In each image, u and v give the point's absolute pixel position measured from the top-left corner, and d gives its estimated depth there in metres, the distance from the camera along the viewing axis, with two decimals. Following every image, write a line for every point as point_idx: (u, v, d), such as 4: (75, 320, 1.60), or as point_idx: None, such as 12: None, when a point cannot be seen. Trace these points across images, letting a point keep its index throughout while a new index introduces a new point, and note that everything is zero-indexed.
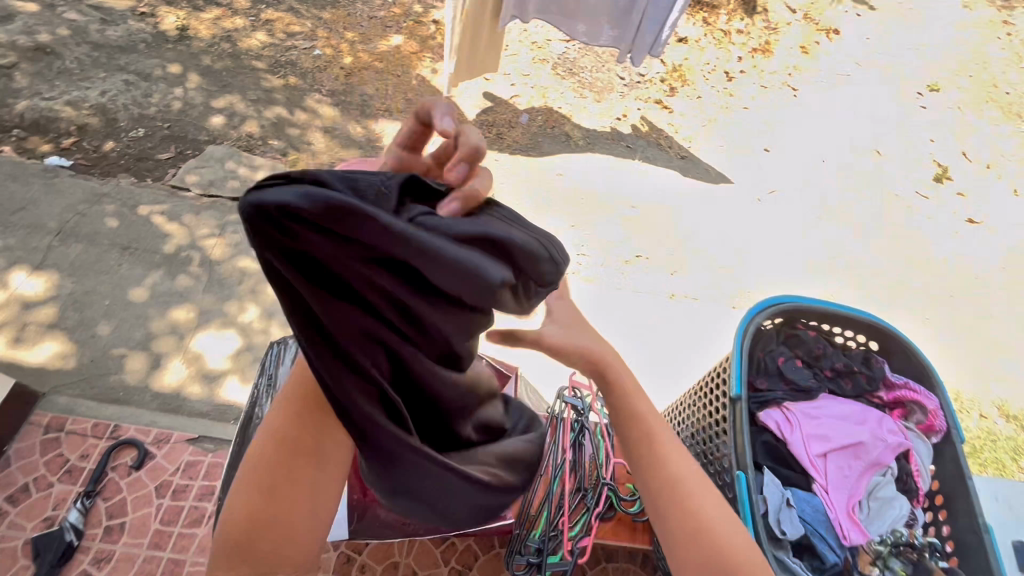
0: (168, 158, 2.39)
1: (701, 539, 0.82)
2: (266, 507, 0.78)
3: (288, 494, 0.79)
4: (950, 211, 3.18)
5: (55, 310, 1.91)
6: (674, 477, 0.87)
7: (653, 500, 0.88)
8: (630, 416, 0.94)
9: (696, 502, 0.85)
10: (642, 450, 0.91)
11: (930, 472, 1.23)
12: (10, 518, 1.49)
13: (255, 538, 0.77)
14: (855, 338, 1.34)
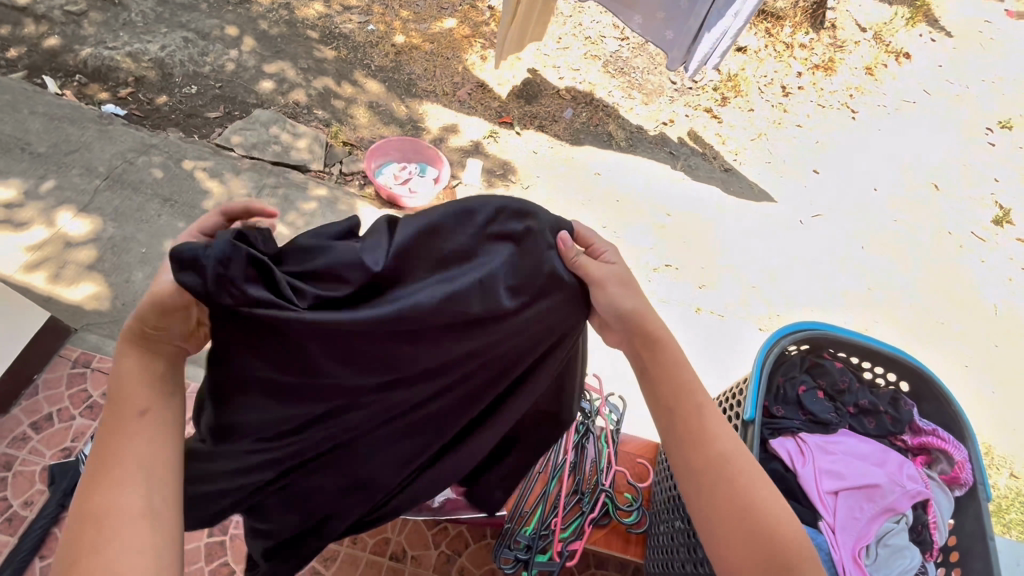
0: (217, 117, 2.46)
1: (750, 519, 0.76)
2: (87, 532, 0.67)
3: (117, 556, 0.65)
4: (1005, 256, 3.00)
5: (94, 251, 1.98)
6: (724, 453, 0.81)
7: (694, 473, 0.81)
8: (679, 383, 0.85)
9: (747, 479, 0.79)
10: (688, 422, 0.83)
11: (947, 525, 1.12)
12: (32, 444, 1.58)
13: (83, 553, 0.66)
14: (884, 375, 1.23)
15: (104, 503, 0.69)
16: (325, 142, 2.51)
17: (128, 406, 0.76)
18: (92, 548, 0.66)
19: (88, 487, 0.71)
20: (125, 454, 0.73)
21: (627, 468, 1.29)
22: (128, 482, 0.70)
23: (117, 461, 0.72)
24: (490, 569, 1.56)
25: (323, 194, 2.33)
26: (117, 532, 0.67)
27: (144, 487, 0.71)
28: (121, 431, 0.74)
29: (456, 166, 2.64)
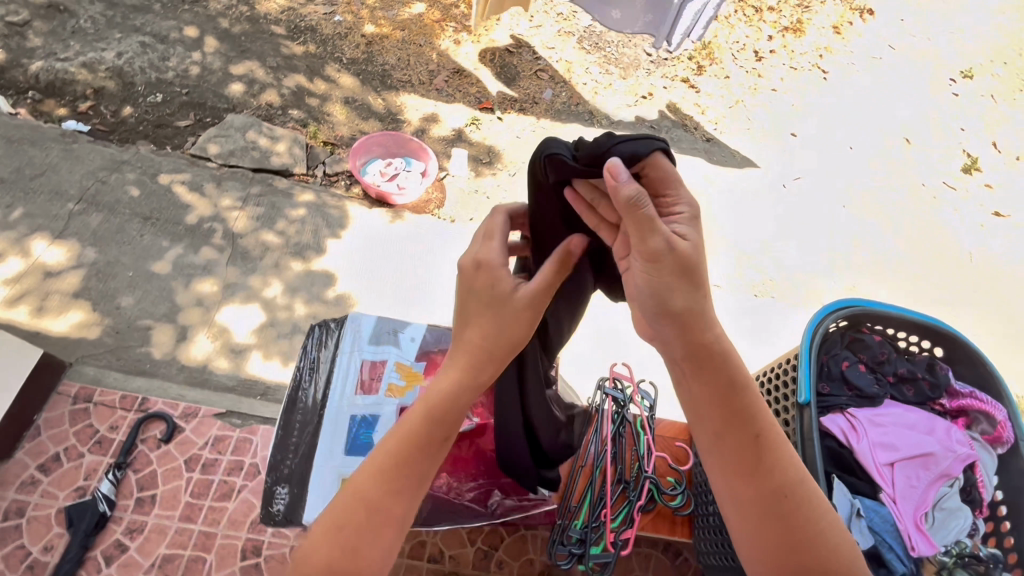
0: (188, 126, 2.34)
1: (803, 547, 0.80)
2: (373, 499, 0.81)
3: (365, 546, 0.80)
4: (975, 203, 3.09)
5: (79, 279, 1.89)
6: (782, 486, 0.81)
7: (750, 504, 0.81)
8: (740, 411, 0.82)
9: (804, 510, 0.81)
10: (744, 452, 0.82)
11: (993, 483, 1.13)
12: (43, 487, 1.52)
13: (365, 521, 0.80)
14: (919, 343, 1.24)
15: (370, 496, 0.81)
16: (305, 143, 2.42)
17: (431, 429, 0.84)
18: (358, 530, 0.80)
19: (371, 464, 0.84)
20: (411, 468, 0.83)
21: (666, 451, 1.32)
22: (410, 495, 0.83)
23: (400, 471, 0.82)
24: (529, 559, 1.57)
25: (311, 199, 2.25)
26: (369, 527, 0.80)
27: (403, 500, 0.83)
28: (420, 446, 0.83)
29: (441, 158, 2.57)
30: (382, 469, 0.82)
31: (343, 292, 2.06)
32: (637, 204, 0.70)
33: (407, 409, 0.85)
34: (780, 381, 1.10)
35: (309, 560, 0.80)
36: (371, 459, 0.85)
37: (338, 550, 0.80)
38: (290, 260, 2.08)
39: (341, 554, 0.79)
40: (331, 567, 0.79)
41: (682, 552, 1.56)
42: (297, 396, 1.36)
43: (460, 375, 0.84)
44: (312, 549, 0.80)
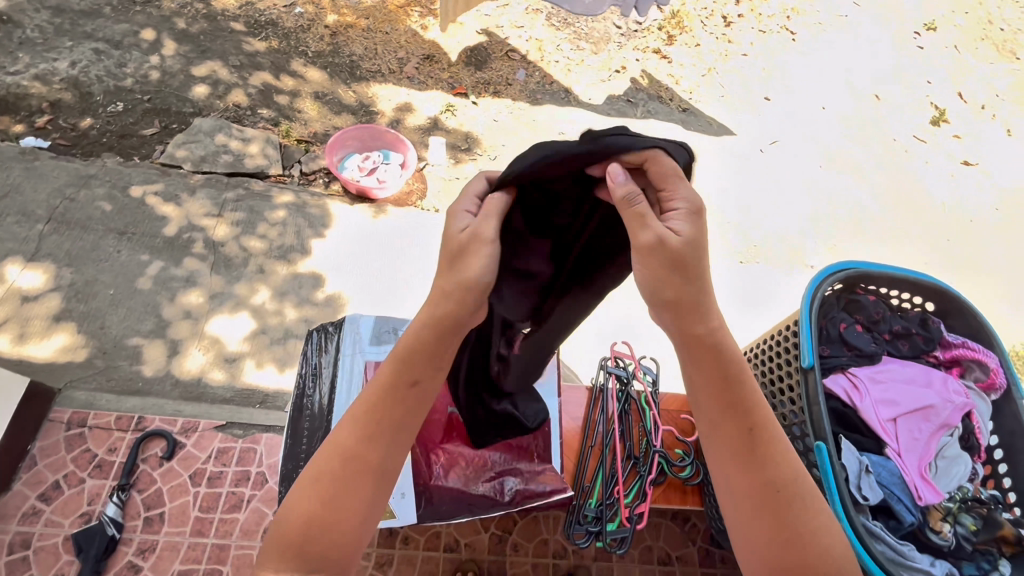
0: (154, 134, 2.26)
1: (797, 545, 0.78)
2: (352, 447, 0.82)
3: (345, 496, 0.80)
4: (945, 154, 3.15)
5: (58, 301, 1.83)
6: (775, 481, 0.80)
7: (743, 497, 0.81)
8: (735, 404, 0.82)
9: (798, 508, 0.79)
10: (737, 445, 0.82)
11: (988, 428, 1.18)
12: (46, 516, 1.49)
13: (347, 469, 0.81)
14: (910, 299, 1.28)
15: (349, 444, 0.82)
16: (278, 143, 2.35)
17: (404, 372, 0.83)
18: (335, 479, 0.81)
19: (350, 416, 0.84)
20: (387, 414, 0.83)
21: (672, 424, 1.35)
22: (390, 439, 0.83)
23: (376, 417, 0.82)
24: (543, 539, 1.60)
25: (290, 200, 2.20)
26: (348, 476, 0.81)
27: (377, 445, 0.82)
28: (395, 390, 0.83)
29: (419, 147, 2.52)
30: (361, 416, 0.83)
31: (332, 292, 2.04)
32: (631, 201, 0.75)
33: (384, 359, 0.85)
34: (779, 349, 1.11)
35: (289, 516, 0.79)
36: (350, 410, 0.85)
37: (316, 502, 0.79)
38: (275, 264, 2.04)
39: (319, 506, 0.79)
40: (310, 518, 0.78)
41: (690, 519, 1.67)
42: (303, 403, 1.35)
43: (422, 316, 0.82)
44: (292, 505, 0.80)
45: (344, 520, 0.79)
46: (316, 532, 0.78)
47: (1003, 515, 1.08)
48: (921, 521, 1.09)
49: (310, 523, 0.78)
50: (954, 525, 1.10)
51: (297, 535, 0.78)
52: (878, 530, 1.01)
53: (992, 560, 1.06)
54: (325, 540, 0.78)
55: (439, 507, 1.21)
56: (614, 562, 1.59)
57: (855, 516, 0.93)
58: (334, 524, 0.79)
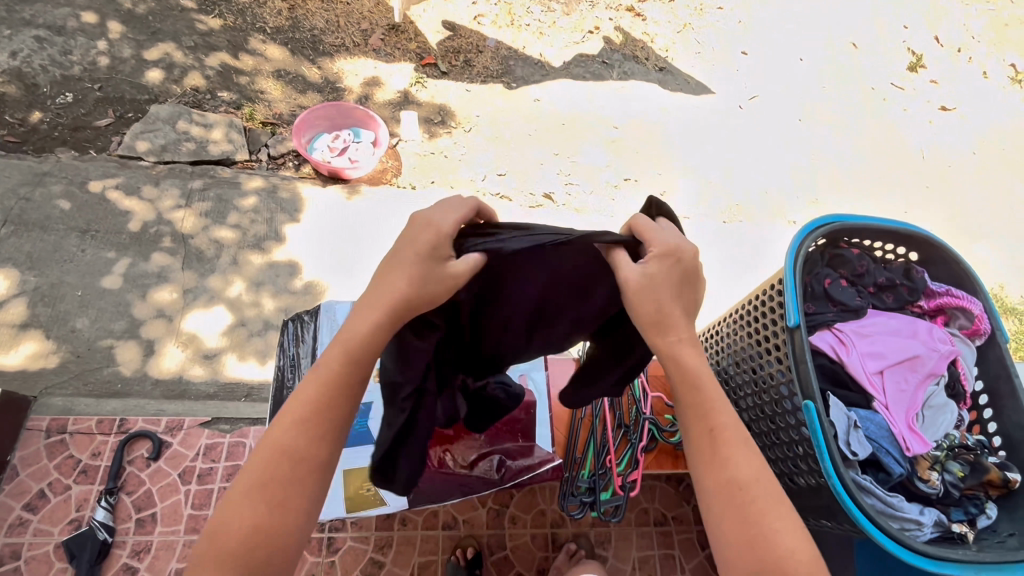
0: (109, 124, 2.14)
1: (760, 545, 0.78)
2: (295, 446, 0.78)
3: (293, 499, 0.77)
4: (923, 100, 3.12)
5: (24, 306, 1.76)
6: (736, 480, 0.81)
7: (707, 493, 0.83)
8: (696, 404, 0.85)
9: (758, 507, 0.80)
10: (701, 444, 0.85)
11: (974, 374, 1.19)
12: (34, 525, 1.47)
13: (290, 469, 0.77)
14: (894, 250, 1.27)
15: (297, 444, 0.78)
16: (242, 126, 2.25)
17: (356, 369, 0.80)
18: (281, 483, 0.77)
19: (291, 414, 0.79)
20: (334, 411, 0.81)
21: (660, 390, 1.36)
22: (333, 436, 0.80)
23: (324, 416, 0.80)
24: (540, 510, 1.62)
25: (259, 185, 2.12)
26: (296, 478, 0.78)
27: (331, 446, 0.80)
28: (345, 388, 0.80)
29: (390, 123, 2.43)
30: (303, 413, 0.79)
31: (310, 279, 1.99)
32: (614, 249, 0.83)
33: (326, 350, 0.81)
34: (763, 310, 1.09)
35: (226, 527, 0.74)
36: (289, 405, 0.80)
37: (261, 507, 0.75)
38: (249, 254, 1.98)
39: (264, 512, 0.75)
40: (256, 526, 0.74)
41: (684, 479, 1.71)
42: (284, 393, 1.32)
43: (387, 323, 0.77)
44: (230, 514, 0.75)
45: (293, 523, 0.77)
46: (264, 539, 0.74)
47: (989, 459, 1.09)
48: (910, 471, 1.10)
49: (256, 531, 0.74)
50: (941, 473, 1.11)
51: (241, 545, 0.73)
52: (867, 484, 1.03)
53: (979, 504, 1.07)
54: (275, 547, 0.75)
55: (428, 492, 1.21)
56: (612, 527, 1.61)
57: (845, 470, 0.93)
58: (284, 529, 0.76)
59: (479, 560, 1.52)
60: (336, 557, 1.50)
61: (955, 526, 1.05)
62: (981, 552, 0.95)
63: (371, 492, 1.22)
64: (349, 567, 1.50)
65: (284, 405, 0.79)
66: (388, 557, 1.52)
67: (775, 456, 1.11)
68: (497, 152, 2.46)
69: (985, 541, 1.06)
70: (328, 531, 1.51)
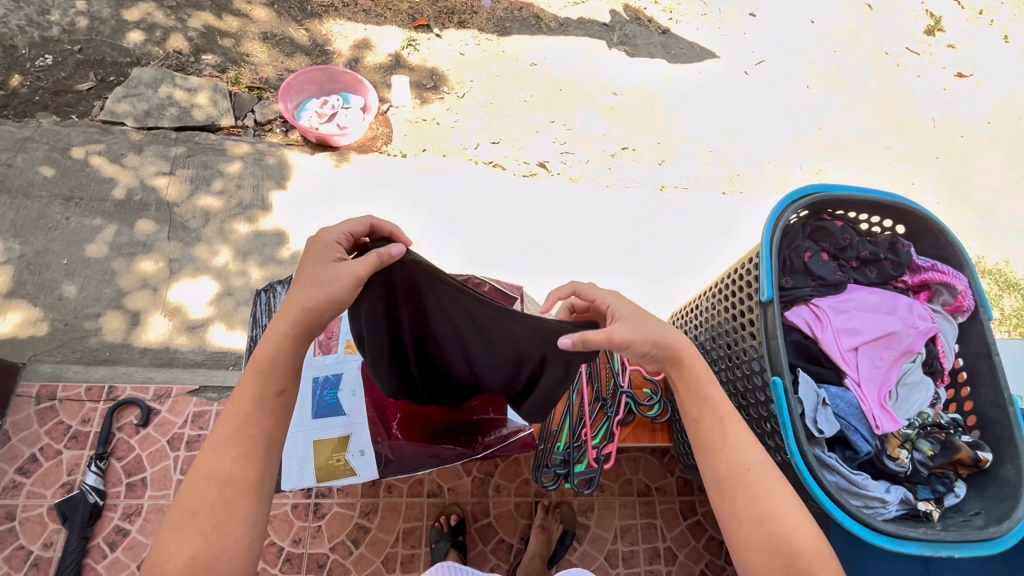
0: (90, 88, 2.09)
1: (768, 523, 0.79)
2: (223, 471, 0.78)
3: (228, 523, 0.75)
4: (939, 66, 2.97)
5: (10, 275, 1.76)
6: (743, 463, 0.83)
7: (714, 480, 0.85)
8: (698, 399, 0.90)
9: (761, 490, 0.81)
10: (712, 433, 0.88)
11: (954, 351, 1.17)
12: (27, 488, 1.51)
13: (219, 496, 0.76)
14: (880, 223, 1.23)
15: (225, 469, 0.78)
16: (226, 91, 2.18)
17: (266, 385, 0.85)
18: (214, 508, 0.76)
19: (213, 446, 0.80)
20: (255, 427, 0.82)
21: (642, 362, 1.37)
22: (262, 455, 0.81)
23: (247, 437, 0.81)
24: (525, 479, 1.64)
25: (245, 151, 2.08)
26: (230, 501, 0.77)
27: (258, 462, 0.80)
28: (260, 403, 0.83)
29: (380, 88, 2.35)
30: (228, 438, 0.80)
31: (298, 248, 1.96)
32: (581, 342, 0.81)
33: (239, 382, 0.85)
34: (740, 284, 1.06)
35: (164, 563, 0.72)
36: (213, 437, 0.81)
37: (197, 537, 0.74)
38: (235, 223, 1.96)
39: (201, 542, 0.73)
40: (193, 557, 0.72)
41: (668, 451, 1.72)
42: None
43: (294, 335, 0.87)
44: (165, 552, 0.72)
45: (233, 548, 0.74)
46: (203, 569, 0.72)
47: (961, 438, 1.07)
48: (879, 450, 1.09)
49: (193, 563, 0.71)
50: (911, 451, 1.10)
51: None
52: (832, 461, 1.02)
53: (947, 482, 1.06)
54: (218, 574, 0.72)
55: (401, 464, 1.23)
56: (595, 497, 1.63)
57: (809, 448, 0.92)
58: (225, 554, 0.74)
59: (463, 526, 1.54)
60: (322, 522, 1.54)
61: (920, 504, 1.04)
62: (942, 530, 0.94)
63: (340, 462, 1.23)
64: (334, 532, 1.53)
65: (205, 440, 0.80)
66: (373, 523, 1.55)
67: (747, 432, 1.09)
68: (490, 120, 2.39)
69: (950, 519, 1.03)
70: (314, 496, 1.54)
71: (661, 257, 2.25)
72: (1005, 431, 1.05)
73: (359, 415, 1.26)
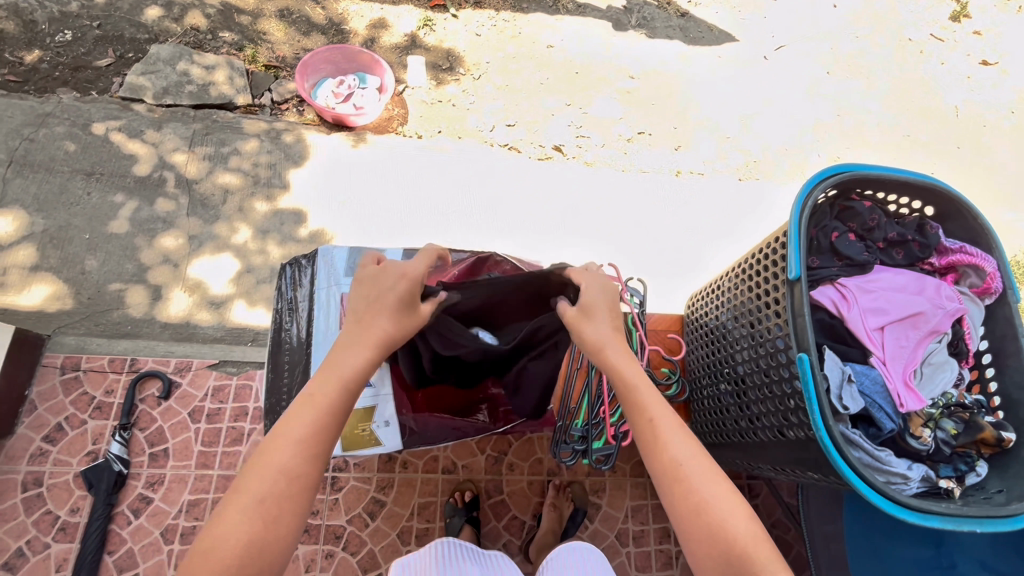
0: (109, 65, 2.09)
1: (705, 516, 0.77)
2: (293, 463, 0.78)
3: (288, 515, 0.76)
4: (963, 53, 2.91)
5: (34, 248, 1.79)
6: (677, 459, 0.81)
7: (653, 478, 0.83)
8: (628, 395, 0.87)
9: (697, 483, 0.79)
10: (644, 431, 0.85)
11: (979, 333, 1.16)
12: (54, 456, 1.55)
13: (286, 488, 0.77)
14: (909, 204, 1.22)
15: (294, 460, 0.78)
16: (243, 69, 2.18)
17: (349, 388, 0.86)
18: (280, 498, 0.76)
19: (283, 435, 0.80)
20: (328, 427, 0.83)
21: (659, 344, 1.46)
22: (327, 454, 0.82)
23: (318, 434, 0.81)
24: (538, 458, 1.66)
25: (262, 129, 2.09)
26: (292, 494, 0.77)
27: (324, 460, 0.81)
28: (337, 405, 0.84)
29: (396, 69, 2.34)
30: (302, 432, 0.80)
31: (316, 228, 1.98)
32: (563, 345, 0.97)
33: (319, 381, 0.85)
34: (766, 263, 1.06)
35: (220, 543, 0.72)
36: (283, 425, 0.81)
37: (258, 523, 0.74)
38: (254, 201, 1.97)
39: (259, 527, 0.74)
40: (249, 542, 0.73)
41: None
42: (282, 336, 1.35)
43: None
44: (223, 531, 0.73)
45: (284, 539, 0.76)
46: (256, 554, 0.73)
47: (985, 418, 1.08)
48: (903, 429, 1.08)
49: (248, 549, 0.73)
50: (934, 430, 1.10)
51: (233, 562, 0.71)
52: (856, 438, 1.02)
53: (969, 461, 1.07)
54: (266, 562, 0.74)
55: (424, 437, 1.26)
56: (607, 477, 1.66)
57: (834, 424, 0.92)
58: (276, 544, 0.75)
59: (476, 503, 1.56)
60: (339, 495, 1.57)
61: (942, 482, 1.05)
62: (966, 506, 0.95)
63: (365, 433, 1.24)
64: (351, 505, 1.56)
65: (276, 426, 0.81)
66: (389, 497, 1.58)
67: (765, 411, 1.08)
68: (506, 102, 2.38)
69: (971, 497, 1.05)
70: (332, 471, 1.57)
71: (675, 242, 2.24)
72: None
73: (383, 388, 1.25)
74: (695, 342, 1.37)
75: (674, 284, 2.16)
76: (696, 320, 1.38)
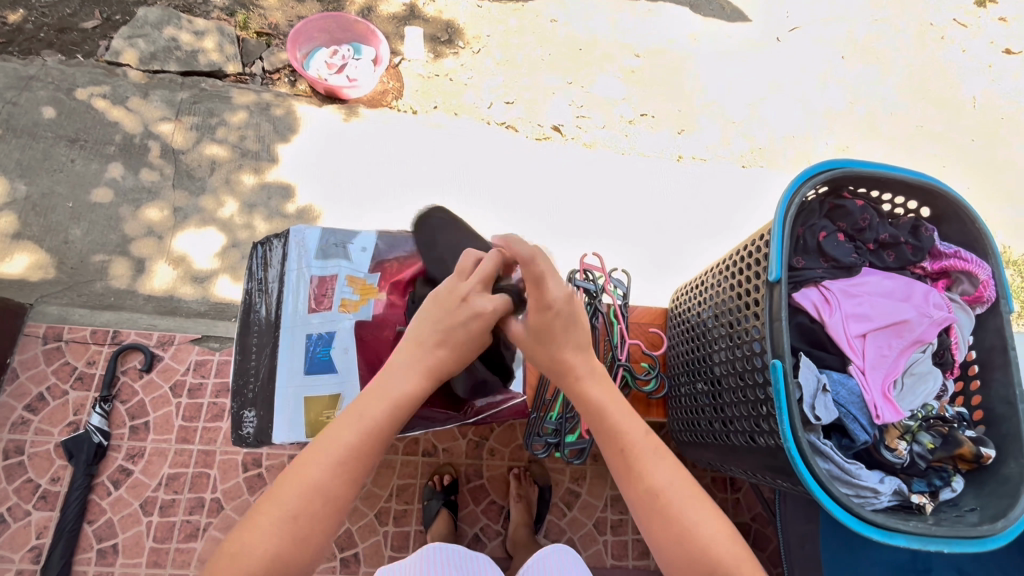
0: (95, 27, 2.02)
1: (688, 542, 0.75)
2: (328, 484, 0.74)
3: (316, 536, 0.73)
4: (986, 40, 2.78)
5: (15, 217, 1.76)
6: (654, 488, 0.78)
7: (633, 507, 0.80)
8: (602, 426, 0.83)
9: (676, 509, 0.76)
10: (618, 460, 0.81)
11: (967, 344, 1.13)
12: (35, 425, 1.55)
13: (319, 509, 0.73)
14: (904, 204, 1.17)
15: (328, 483, 0.74)
16: (234, 36, 2.11)
17: (393, 420, 0.80)
18: (312, 518, 0.73)
19: (322, 451, 0.76)
20: (366, 453, 0.77)
21: (642, 338, 1.43)
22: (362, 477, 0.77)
23: (358, 456, 0.76)
24: (519, 445, 1.65)
25: (252, 101, 2.03)
26: (325, 514, 0.74)
27: (354, 486, 0.76)
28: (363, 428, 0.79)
29: (393, 40, 2.26)
30: (343, 453, 0.76)
31: (304, 205, 1.94)
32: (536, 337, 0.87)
33: (367, 405, 0.79)
34: (750, 260, 1.03)
35: (245, 554, 0.70)
36: (323, 440, 0.77)
37: (283, 538, 0.71)
38: (242, 174, 1.93)
39: (288, 543, 0.72)
40: (275, 556, 0.70)
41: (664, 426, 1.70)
42: (252, 315, 1.33)
43: None
44: (249, 538, 0.71)
45: (307, 558, 0.73)
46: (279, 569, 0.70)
47: (964, 432, 1.04)
48: (876, 440, 1.06)
49: (271, 563, 0.70)
50: (910, 443, 1.07)
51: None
52: (826, 449, 0.99)
53: (945, 476, 1.05)
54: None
55: None
56: (588, 465, 1.65)
57: (802, 431, 0.90)
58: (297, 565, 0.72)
59: (455, 487, 1.57)
60: None
61: (914, 496, 1.02)
62: (934, 525, 0.93)
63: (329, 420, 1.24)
64: None
65: (317, 440, 0.77)
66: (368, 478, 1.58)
67: (738, 414, 1.05)
68: (506, 78, 2.30)
69: (942, 513, 1.02)
70: None
71: (671, 230, 2.19)
72: (1012, 428, 1.02)
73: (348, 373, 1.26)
74: (676, 337, 1.34)
75: (668, 272, 2.12)
76: (678, 315, 1.34)
